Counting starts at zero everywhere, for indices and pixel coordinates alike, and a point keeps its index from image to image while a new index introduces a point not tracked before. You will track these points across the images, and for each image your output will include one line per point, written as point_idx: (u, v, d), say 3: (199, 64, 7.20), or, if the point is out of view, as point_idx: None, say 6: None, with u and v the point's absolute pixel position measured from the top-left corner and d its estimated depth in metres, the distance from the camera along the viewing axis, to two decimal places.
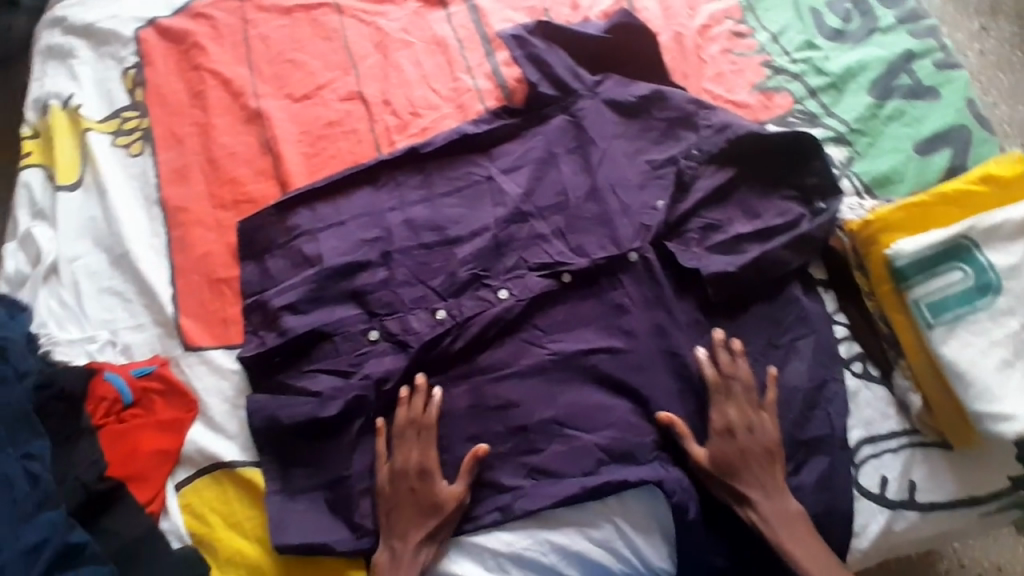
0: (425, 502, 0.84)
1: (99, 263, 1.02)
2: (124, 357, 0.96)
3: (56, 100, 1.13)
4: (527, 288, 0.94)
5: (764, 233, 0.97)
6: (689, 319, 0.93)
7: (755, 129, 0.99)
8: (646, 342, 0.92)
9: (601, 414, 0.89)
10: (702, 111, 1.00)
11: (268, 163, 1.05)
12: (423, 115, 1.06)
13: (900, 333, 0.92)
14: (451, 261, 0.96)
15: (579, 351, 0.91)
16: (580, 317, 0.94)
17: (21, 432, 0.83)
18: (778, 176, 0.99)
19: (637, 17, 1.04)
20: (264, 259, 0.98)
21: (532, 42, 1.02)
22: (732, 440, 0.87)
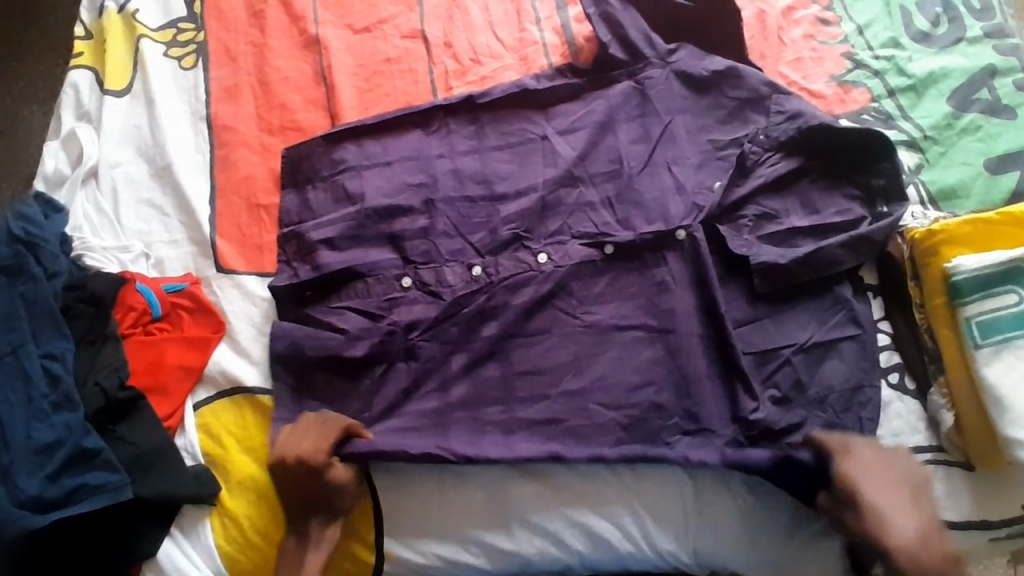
0: (321, 487, 0.81)
1: (140, 172, 1.01)
2: (156, 272, 0.96)
3: (112, 2, 1.11)
4: (568, 255, 0.90)
5: (817, 231, 0.89)
6: (732, 308, 0.88)
7: (827, 120, 0.90)
8: (684, 327, 0.87)
9: (627, 391, 0.85)
10: (776, 96, 0.93)
11: (320, 93, 1.02)
12: (483, 63, 1.01)
13: (944, 357, 0.83)
14: (493, 217, 0.93)
15: (614, 326, 0.88)
16: (620, 291, 0.89)
17: (43, 328, 0.84)
18: (850, 168, 0.91)
19: None
20: (305, 189, 0.96)
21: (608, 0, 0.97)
22: (869, 463, 0.78)
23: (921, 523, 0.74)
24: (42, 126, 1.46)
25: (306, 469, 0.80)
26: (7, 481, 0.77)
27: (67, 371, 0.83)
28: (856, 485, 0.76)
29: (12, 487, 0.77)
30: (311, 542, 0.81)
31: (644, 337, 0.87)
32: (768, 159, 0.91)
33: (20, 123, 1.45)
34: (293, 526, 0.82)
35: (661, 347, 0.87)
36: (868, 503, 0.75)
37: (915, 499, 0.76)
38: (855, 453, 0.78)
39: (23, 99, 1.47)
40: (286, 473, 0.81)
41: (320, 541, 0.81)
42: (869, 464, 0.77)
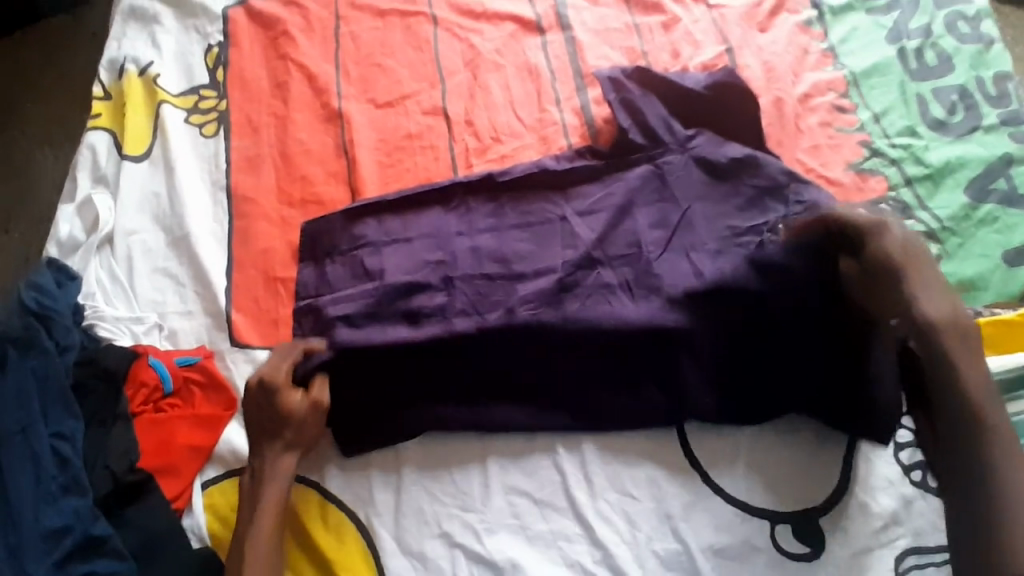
0: (277, 401, 0.82)
1: (156, 241, 1.00)
2: (168, 343, 0.95)
3: (133, 64, 1.12)
4: None
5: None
6: None
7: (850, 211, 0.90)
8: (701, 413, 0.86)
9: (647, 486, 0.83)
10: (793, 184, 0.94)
11: (342, 166, 1.03)
12: (504, 141, 1.03)
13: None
14: (511, 297, 0.90)
15: None
16: None
17: (54, 406, 0.83)
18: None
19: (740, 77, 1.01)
20: (324, 263, 0.95)
21: (628, 86, 0.99)
22: (887, 235, 0.79)
23: (935, 285, 0.77)
24: (55, 171, 1.46)
25: (266, 383, 0.83)
26: (14, 563, 0.74)
27: (74, 454, 0.81)
28: (903, 285, 0.77)
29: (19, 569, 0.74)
30: (263, 476, 0.80)
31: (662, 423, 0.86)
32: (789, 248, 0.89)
33: (33, 168, 1.46)
34: (252, 458, 0.83)
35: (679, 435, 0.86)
36: (915, 299, 0.76)
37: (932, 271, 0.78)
38: (878, 230, 0.80)
39: (38, 144, 1.48)
40: (268, 420, 0.83)
41: (274, 474, 0.81)
42: (917, 278, 0.77)
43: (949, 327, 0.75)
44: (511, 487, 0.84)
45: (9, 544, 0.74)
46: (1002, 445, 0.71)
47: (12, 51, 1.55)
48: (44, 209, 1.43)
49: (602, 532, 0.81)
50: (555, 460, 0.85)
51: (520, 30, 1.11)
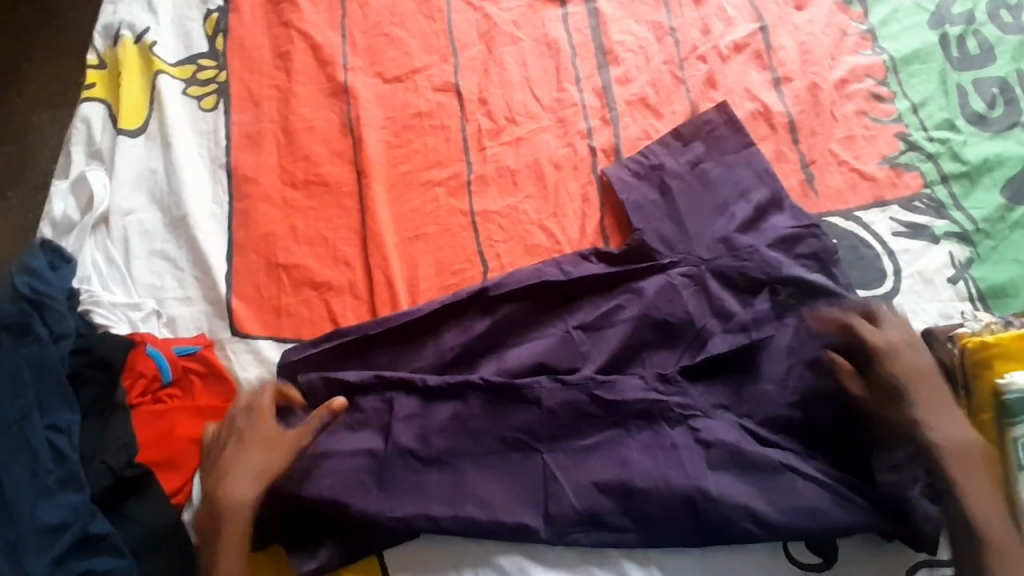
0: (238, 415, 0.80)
1: (153, 222, 0.96)
2: (168, 331, 0.91)
3: (128, 30, 1.05)
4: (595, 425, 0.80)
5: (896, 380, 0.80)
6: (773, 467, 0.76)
7: (856, 229, 0.90)
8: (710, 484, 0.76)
9: None
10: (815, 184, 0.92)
11: (346, 146, 0.97)
12: (519, 122, 0.97)
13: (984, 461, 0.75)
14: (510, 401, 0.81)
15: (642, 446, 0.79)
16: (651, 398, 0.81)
17: (50, 396, 0.80)
18: (886, 277, 0.88)
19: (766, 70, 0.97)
20: (331, 250, 0.92)
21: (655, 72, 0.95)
22: (894, 351, 0.77)
23: (951, 425, 0.73)
24: (51, 132, 1.40)
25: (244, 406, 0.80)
26: (11, 560, 0.72)
27: (72, 448, 0.79)
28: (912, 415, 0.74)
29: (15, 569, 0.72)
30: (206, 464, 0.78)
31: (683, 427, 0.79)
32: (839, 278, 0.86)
33: (30, 133, 1.39)
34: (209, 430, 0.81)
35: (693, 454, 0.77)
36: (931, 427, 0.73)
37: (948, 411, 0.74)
38: (884, 344, 0.77)
39: (35, 107, 1.41)
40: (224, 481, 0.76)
41: (211, 448, 0.79)
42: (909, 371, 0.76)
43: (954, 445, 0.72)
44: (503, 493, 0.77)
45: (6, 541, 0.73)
46: (966, 472, 0.71)
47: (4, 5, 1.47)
48: (44, 176, 1.37)
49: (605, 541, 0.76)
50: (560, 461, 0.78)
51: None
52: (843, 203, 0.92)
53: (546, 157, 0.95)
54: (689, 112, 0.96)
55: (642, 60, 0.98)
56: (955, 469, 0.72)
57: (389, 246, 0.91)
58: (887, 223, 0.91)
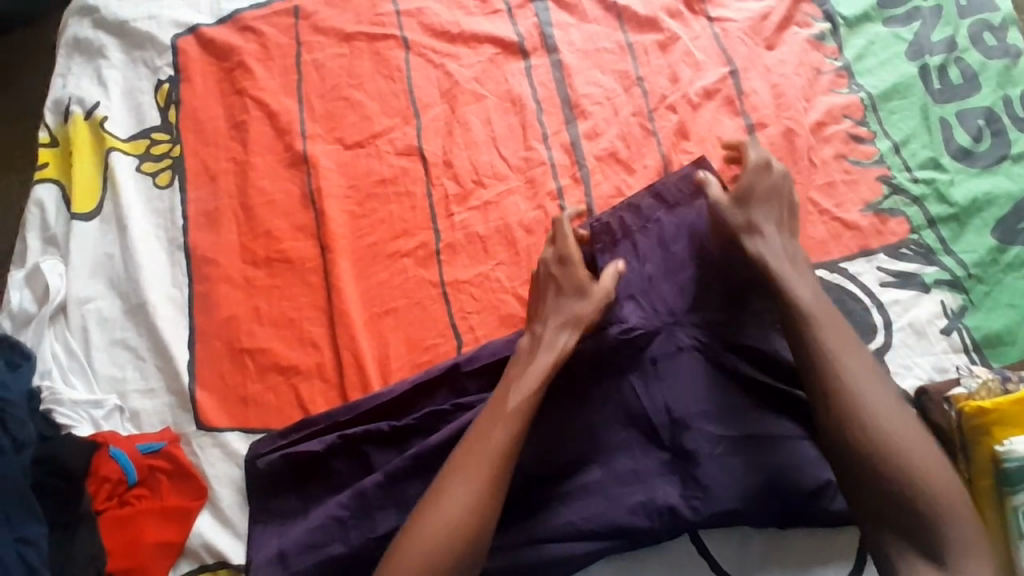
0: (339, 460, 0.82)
1: (112, 309, 0.93)
2: (132, 425, 0.88)
3: (78, 106, 1.02)
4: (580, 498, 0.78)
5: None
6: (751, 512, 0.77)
7: (843, 282, 0.88)
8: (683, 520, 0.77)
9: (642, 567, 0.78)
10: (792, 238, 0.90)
11: (309, 218, 0.93)
12: (487, 185, 0.93)
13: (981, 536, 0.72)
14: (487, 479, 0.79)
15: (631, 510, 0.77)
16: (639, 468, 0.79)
17: (16, 509, 0.77)
18: (877, 331, 0.85)
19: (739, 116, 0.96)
20: (298, 331, 0.89)
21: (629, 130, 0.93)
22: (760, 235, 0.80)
23: (847, 348, 0.72)
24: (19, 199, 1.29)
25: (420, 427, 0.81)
26: None
27: (43, 560, 0.77)
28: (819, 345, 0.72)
29: None
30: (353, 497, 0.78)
31: (654, 458, 0.80)
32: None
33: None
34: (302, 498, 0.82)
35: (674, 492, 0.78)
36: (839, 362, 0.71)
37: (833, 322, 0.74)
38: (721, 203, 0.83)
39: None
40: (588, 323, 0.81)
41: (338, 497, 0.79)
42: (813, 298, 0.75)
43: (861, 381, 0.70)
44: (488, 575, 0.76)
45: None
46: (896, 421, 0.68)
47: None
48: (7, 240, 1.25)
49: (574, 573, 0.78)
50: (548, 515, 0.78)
51: (502, 53, 0.99)
52: (827, 254, 0.89)
53: (516, 221, 0.91)
54: (661, 166, 0.92)
55: (610, 112, 0.95)
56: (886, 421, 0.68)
57: (357, 324, 0.88)
58: (874, 273, 0.88)
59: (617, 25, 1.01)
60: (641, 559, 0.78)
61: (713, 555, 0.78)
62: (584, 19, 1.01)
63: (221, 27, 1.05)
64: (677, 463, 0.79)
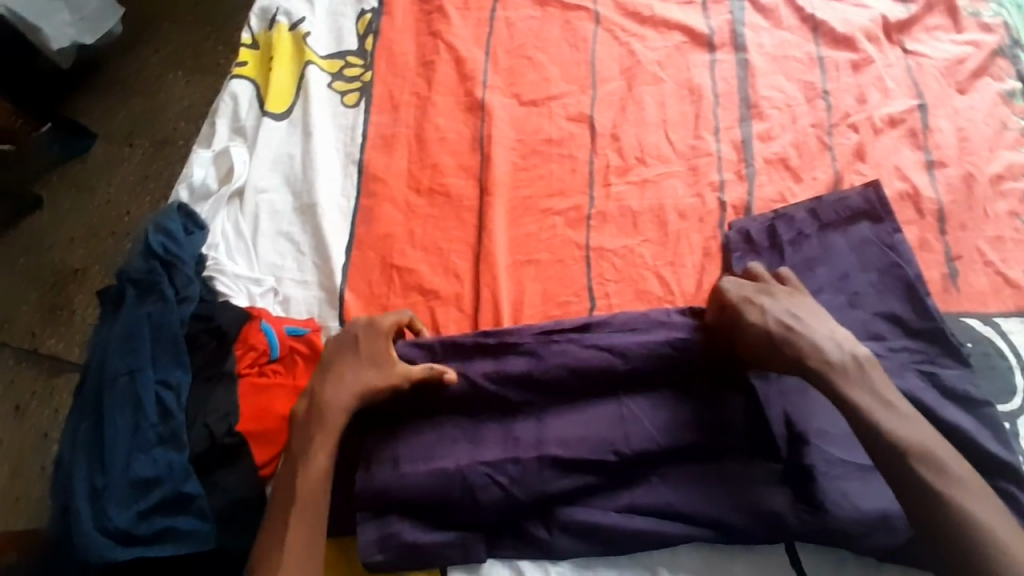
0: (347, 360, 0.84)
1: (284, 204, 1.02)
2: (281, 309, 0.96)
3: (286, 17, 1.12)
4: (681, 476, 0.79)
5: (987, 468, 0.74)
6: (856, 541, 0.74)
7: (989, 335, 0.84)
8: (781, 532, 0.76)
9: (721, 564, 0.77)
10: (949, 281, 0.87)
11: (474, 160, 0.99)
12: (649, 164, 0.95)
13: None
14: (592, 436, 0.78)
15: (733, 509, 0.76)
16: (749, 469, 0.78)
17: (164, 354, 0.87)
18: (1016, 393, 0.81)
19: (917, 151, 0.93)
20: (443, 259, 0.94)
21: (798, 143, 0.93)
22: (800, 321, 0.77)
23: (896, 410, 0.72)
24: (178, 95, 1.63)
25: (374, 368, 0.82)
26: (99, 505, 0.80)
27: (177, 407, 0.85)
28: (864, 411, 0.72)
29: (103, 514, 0.79)
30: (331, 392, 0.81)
31: (761, 466, 0.78)
32: (954, 373, 0.79)
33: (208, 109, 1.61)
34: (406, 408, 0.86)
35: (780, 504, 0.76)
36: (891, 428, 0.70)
37: (865, 377, 0.74)
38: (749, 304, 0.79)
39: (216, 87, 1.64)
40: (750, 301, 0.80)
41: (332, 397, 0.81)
42: (851, 359, 0.75)
43: (925, 440, 0.70)
44: (574, 527, 0.77)
45: (97, 486, 0.81)
46: (961, 488, 0.67)
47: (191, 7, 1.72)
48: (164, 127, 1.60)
49: (658, 550, 0.78)
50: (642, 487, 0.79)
51: (689, 43, 1.01)
52: (983, 305, 0.86)
53: (671, 204, 0.93)
54: (831, 181, 0.92)
55: (787, 118, 0.95)
56: (947, 484, 0.67)
57: (500, 266, 0.92)
58: None
59: (810, 38, 1.01)
60: (727, 553, 0.78)
61: (800, 564, 0.77)
62: (778, 26, 1.02)
63: None
64: (792, 475, 0.77)
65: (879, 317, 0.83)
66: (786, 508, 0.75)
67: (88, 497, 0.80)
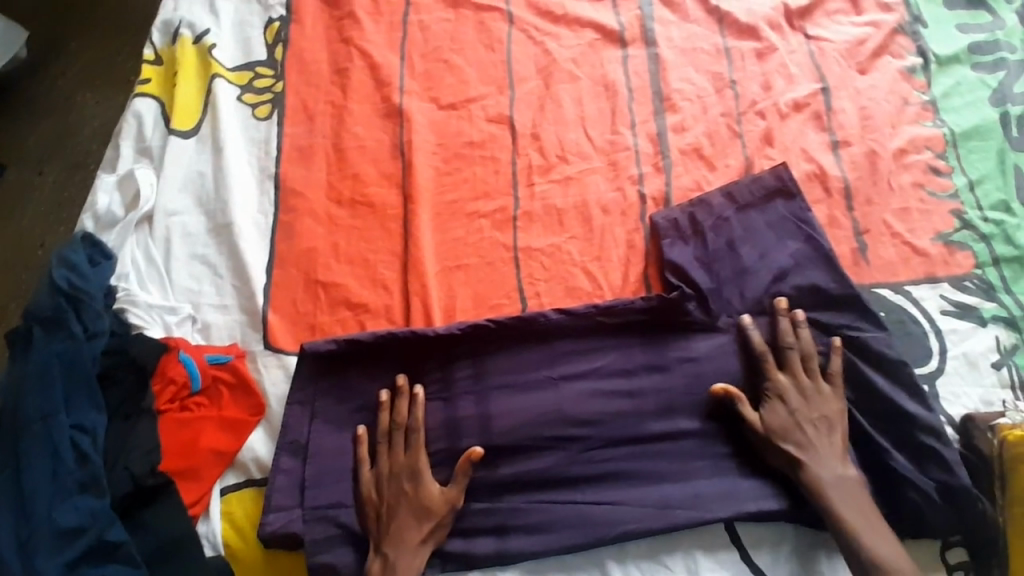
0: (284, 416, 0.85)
1: (197, 225, 0.96)
2: (201, 337, 0.91)
3: (189, 30, 1.07)
4: (621, 467, 0.81)
5: (903, 424, 0.81)
6: (782, 508, 0.78)
7: (904, 301, 0.89)
8: (715, 510, 0.78)
9: (665, 549, 0.79)
10: (860, 255, 0.91)
11: (396, 168, 0.97)
12: (571, 162, 0.96)
13: (1011, 561, 0.76)
14: (533, 429, 0.82)
15: (669, 491, 0.80)
16: (683, 452, 0.82)
17: (77, 393, 0.82)
18: (931, 355, 0.87)
19: (825, 133, 0.97)
20: (371, 271, 0.92)
21: (712, 133, 0.96)
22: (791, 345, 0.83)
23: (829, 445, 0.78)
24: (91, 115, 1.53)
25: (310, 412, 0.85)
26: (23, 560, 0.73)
27: (95, 450, 0.80)
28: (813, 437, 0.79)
29: (26, 566, 0.73)
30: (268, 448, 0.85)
31: (690, 446, 0.82)
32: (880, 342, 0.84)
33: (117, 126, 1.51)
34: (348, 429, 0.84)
35: (705, 482, 0.80)
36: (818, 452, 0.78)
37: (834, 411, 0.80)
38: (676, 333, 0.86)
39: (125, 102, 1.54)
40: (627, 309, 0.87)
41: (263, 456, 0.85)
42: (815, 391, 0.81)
43: (830, 476, 0.77)
44: (518, 525, 0.79)
45: (21, 538, 0.75)
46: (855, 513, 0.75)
47: (98, 21, 1.60)
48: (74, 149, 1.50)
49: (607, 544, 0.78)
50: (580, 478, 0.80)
51: (602, 40, 1.03)
52: (894, 275, 0.91)
53: (594, 200, 0.94)
54: (743, 167, 0.95)
55: (699, 110, 0.98)
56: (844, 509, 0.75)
57: (429, 274, 0.91)
58: (935, 300, 0.90)
59: (716, 29, 1.03)
60: (674, 538, 0.79)
61: (742, 540, 0.79)
62: (685, 19, 1.04)
63: None
64: (717, 455, 0.82)
65: (797, 293, 0.87)
66: (708, 485, 0.80)
67: (12, 549, 0.74)
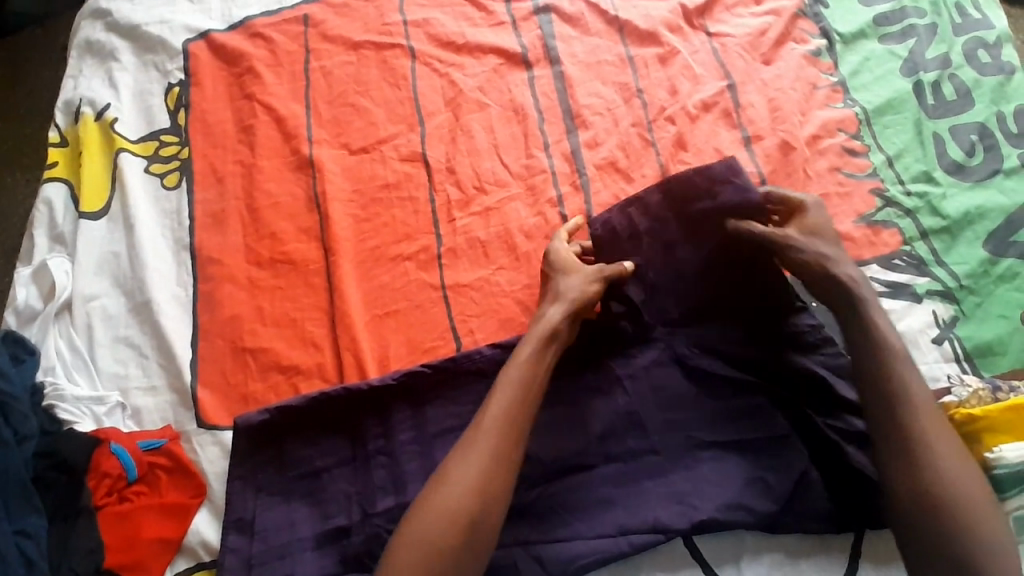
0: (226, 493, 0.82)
1: (118, 307, 0.94)
2: (133, 423, 0.88)
3: (88, 107, 1.04)
4: (572, 498, 0.79)
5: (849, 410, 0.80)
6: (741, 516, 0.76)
7: None
8: (675, 529, 0.76)
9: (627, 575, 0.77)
10: None
11: (313, 221, 0.95)
12: (489, 191, 0.95)
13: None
14: None
15: (625, 516, 0.77)
16: (636, 473, 0.80)
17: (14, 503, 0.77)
18: None
19: (736, 130, 0.98)
20: (299, 330, 0.90)
21: (624, 146, 0.97)
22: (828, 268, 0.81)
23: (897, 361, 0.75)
24: None
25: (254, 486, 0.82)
26: None
27: (41, 554, 0.76)
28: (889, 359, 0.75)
29: None
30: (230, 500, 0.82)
31: (642, 465, 0.80)
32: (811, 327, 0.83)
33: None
34: (293, 498, 0.81)
35: (660, 502, 0.78)
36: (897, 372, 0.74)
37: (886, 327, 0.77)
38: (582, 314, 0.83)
39: (8, 165, 1.38)
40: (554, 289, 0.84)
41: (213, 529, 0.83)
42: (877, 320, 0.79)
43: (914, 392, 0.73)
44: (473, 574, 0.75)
45: None
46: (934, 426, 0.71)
47: None
48: None
49: None
50: (532, 514, 0.78)
51: (506, 64, 1.02)
52: None
53: (517, 227, 0.93)
54: (659, 175, 0.95)
55: (610, 123, 0.98)
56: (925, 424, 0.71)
57: (359, 326, 0.89)
58: None
59: (618, 39, 1.04)
60: (634, 562, 0.77)
61: (702, 554, 0.78)
62: (586, 33, 1.04)
63: (233, 33, 1.08)
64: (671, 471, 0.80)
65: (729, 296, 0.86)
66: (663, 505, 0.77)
67: None
